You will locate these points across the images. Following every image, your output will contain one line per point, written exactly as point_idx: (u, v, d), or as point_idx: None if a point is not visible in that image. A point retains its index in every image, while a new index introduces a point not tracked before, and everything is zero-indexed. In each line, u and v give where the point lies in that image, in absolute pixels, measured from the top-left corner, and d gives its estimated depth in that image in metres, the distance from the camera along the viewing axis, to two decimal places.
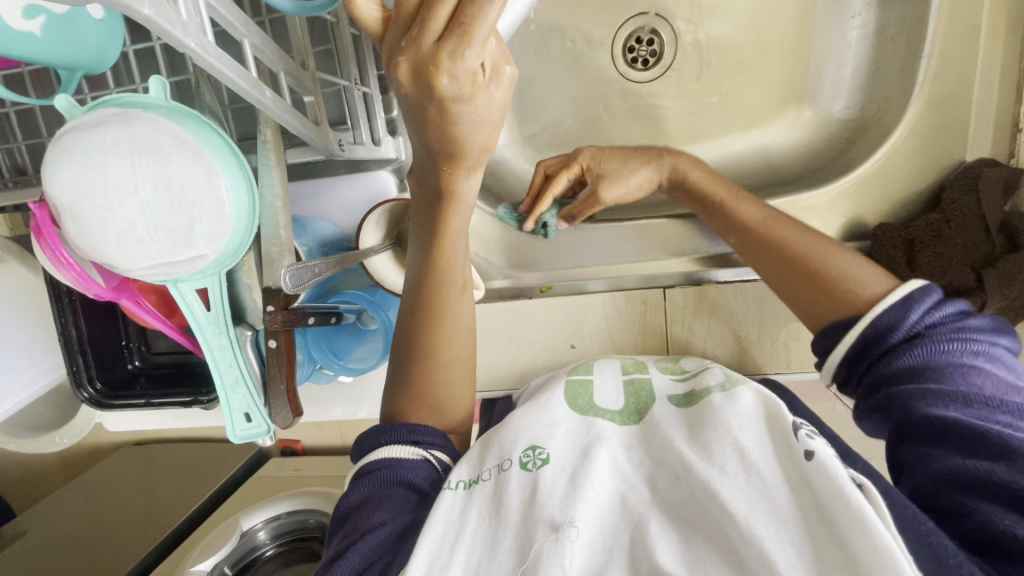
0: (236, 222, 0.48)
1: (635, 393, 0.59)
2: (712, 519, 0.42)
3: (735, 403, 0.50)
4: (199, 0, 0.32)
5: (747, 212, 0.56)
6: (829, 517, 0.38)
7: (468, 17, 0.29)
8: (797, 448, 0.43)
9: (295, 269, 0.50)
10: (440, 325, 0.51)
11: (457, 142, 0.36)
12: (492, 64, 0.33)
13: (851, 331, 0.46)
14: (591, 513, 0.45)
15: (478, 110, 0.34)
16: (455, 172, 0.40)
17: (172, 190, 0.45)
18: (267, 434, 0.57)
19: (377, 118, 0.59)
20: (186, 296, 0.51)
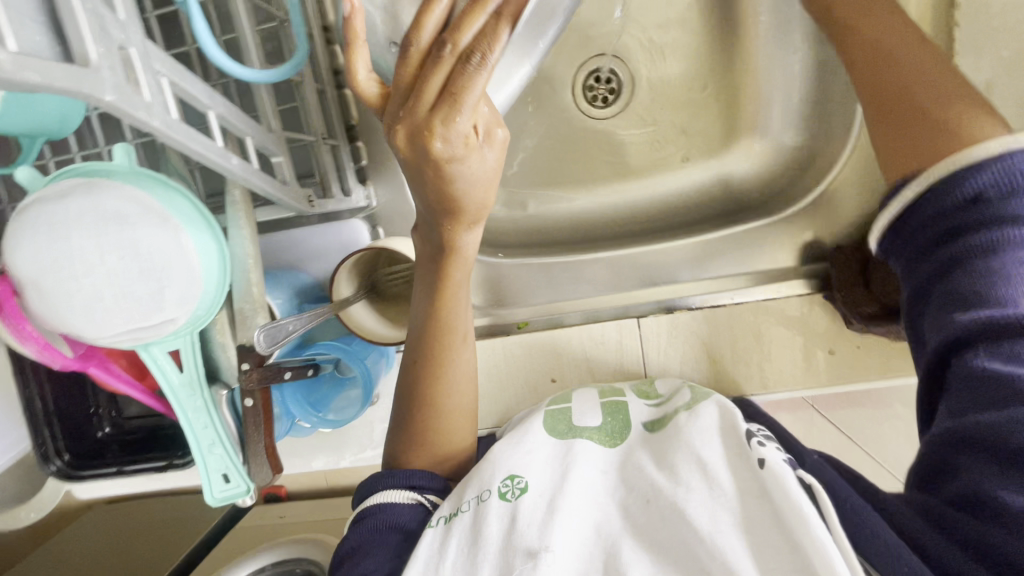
0: (207, 284, 0.48)
1: (612, 415, 0.59)
2: (680, 539, 0.42)
3: (698, 420, 0.52)
4: (163, 80, 0.33)
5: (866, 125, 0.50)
6: (785, 524, 0.39)
7: (457, 86, 0.32)
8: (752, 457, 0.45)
9: (268, 329, 0.51)
10: (439, 375, 0.51)
11: (457, 200, 0.40)
12: (484, 127, 0.37)
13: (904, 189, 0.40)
14: (567, 540, 0.44)
15: (478, 167, 0.37)
16: (456, 228, 0.44)
17: (139, 257, 0.44)
18: (247, 493, 0.56)
19: (347, 170, 0.60)
20: (158, 359, 0.51)
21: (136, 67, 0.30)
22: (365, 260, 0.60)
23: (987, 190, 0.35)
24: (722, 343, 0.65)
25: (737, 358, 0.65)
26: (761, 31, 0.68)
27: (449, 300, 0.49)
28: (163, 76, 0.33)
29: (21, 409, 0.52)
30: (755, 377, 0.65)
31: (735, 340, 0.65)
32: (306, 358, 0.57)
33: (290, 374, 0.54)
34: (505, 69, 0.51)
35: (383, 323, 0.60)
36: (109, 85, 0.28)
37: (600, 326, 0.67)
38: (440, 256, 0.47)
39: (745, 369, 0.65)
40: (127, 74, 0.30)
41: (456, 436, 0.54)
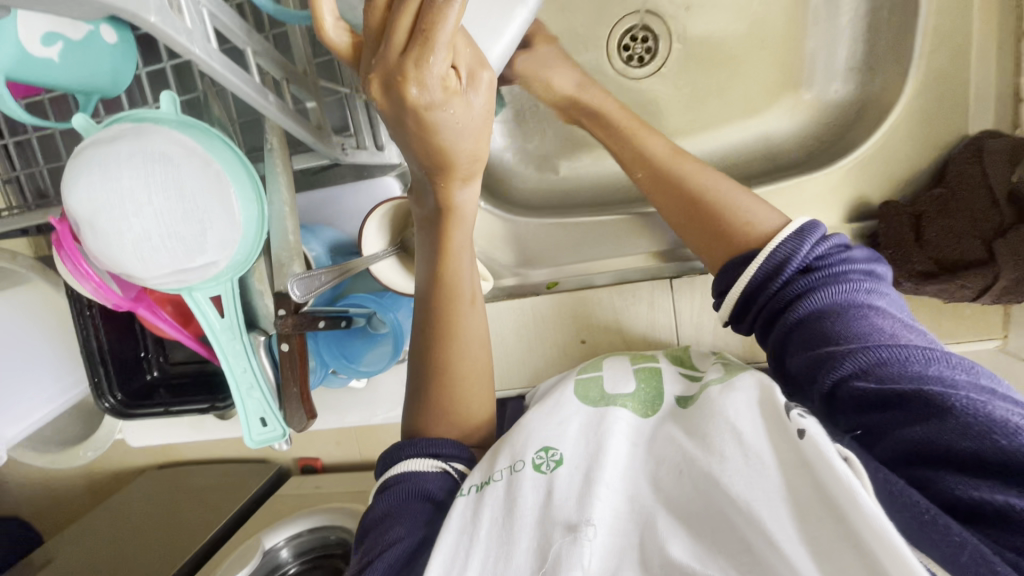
0: (246, 230, 0.50)
1: (647, 383, 0.57)
2: (719, 511, 0.40)
3: (733, 393, 0.46)
4: (204, 11, 0.34)
5: (651, 144, 0.57)
6: (838, 500, 0.35)
7: (428, 25, 0.32)
8: (790, 425, 0.40)
9: (301, 278, 0.50)
10: (452, 336, 0.52)
11: (445, 152, 0.39)
12: (465, 70, 0.36)
13: (742, 277, 0.48)
14: (605, 511, 0.43)
15: (459, 109, 0.36)
16: (450, 185, 0.43)
17: (183, 198, 0.46)
18: (283, 437, 0.58)
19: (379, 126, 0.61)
20: (201, 303, 0.53)
21: None
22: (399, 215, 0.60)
23: (813, 283, 0.45)
24: None
25: None
26: None
27: (450, 260, 0.49)
28: (204, 6, 0.34)
29: (79, 348, 0.55)
30: None
31: None
32: (340, 309, 0.58)
33: (324, 324, 0.55)
34: (490, 17, 0.43)
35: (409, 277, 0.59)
36: (154, 6, 0.29)
37: (630, 288, 0.66)
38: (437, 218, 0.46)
39: None
40: (172, 2, 0.32)
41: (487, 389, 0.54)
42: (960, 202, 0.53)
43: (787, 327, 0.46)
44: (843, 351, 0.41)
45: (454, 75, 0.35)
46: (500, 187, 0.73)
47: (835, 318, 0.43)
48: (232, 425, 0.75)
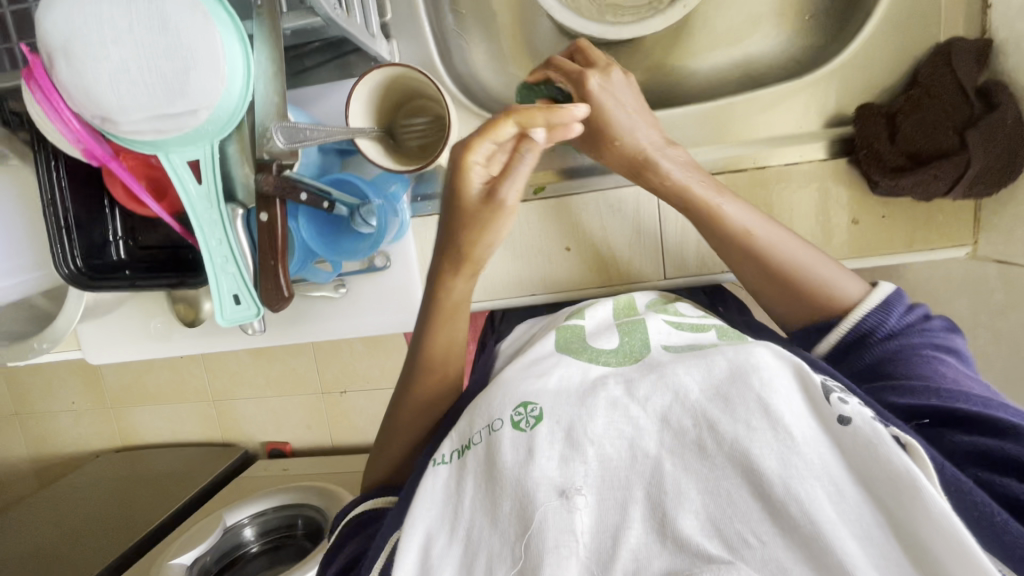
0: (230, 82, 0.48)
1: (629, 335, 0.52)
2: (746, 486, 0.37)
3: (750, 359, 0.41)
4: None
5: (732, 217, 0.55)
6: (886, 488, 0.35)
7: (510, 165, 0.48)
8: (826, 410, 0.38)
9: (286, 126, 0.50)
10: (467, 208, 0.49)
11: (482, 197, 0.49)
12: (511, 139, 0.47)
13: (836, 332, 0.52)
14: (597, 468, 0.40)
15: (623, 90, 0.58)
16: (472, 232, 0.50)
17: (167, 33, 0.45)
18: (257, 318, 0.57)
19: (371, 15, 0.61)
20: (178, 168, 0.52)
21: None
22: (390, 99, 0.60)
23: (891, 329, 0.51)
24: (744, 213, 0.64)
25: None
26: None
27: (723, 208, 0.48)
28: None
29: (42, 203, 0.52)
30: None
31: (757, 211, 0.63)
32: (324, 188, 0.57)
33: (305, 196, 0.54)
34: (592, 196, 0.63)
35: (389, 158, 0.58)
36: None
37: (615, 193, 0.65)
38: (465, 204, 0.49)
39: None
40: None
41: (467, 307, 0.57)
42: (933, 98, 0.55)
43: (851, 362, 0.52)
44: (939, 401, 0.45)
45: (611, 72, 0.59)
46: (490, 103, 0.73)
47: (905, 363, 0.49)
48: (200, 335, 0.72)
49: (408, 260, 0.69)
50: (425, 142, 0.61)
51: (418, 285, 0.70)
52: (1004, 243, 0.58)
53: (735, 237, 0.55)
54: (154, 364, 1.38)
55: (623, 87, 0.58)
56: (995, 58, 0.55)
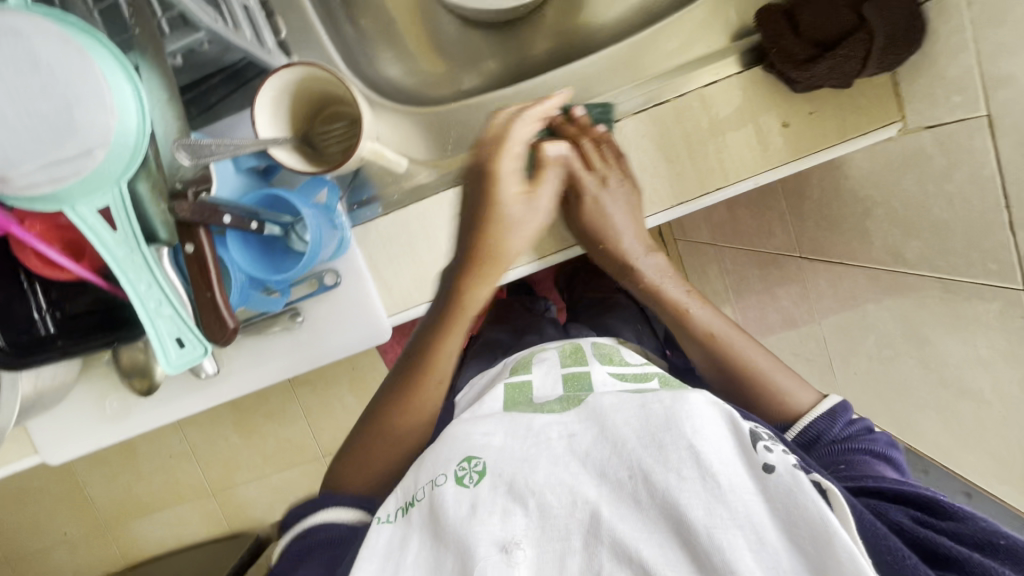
0: (122, 115, 0.46)
1: (573, 385, 0.55)
2: (670, 526, 0.39)
3: (688, 407, 0.43)
4: None
5: (698, 320, 0.62)
6: (808, 539, 0.36)
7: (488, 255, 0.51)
8: (752, 459, 0.40)
9: (187, 145, 0.46)
10: (469, 302, 0.53)
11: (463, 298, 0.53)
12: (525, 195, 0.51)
13: (793, 430, 0.56)
14: (529, 522, 0.41)
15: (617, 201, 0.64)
16: (444, 341, 0.55)
17: (41, 70, 0.43)
18: (206, 357, 0.54)
19: (263, 30, 0.60)
20: (87, 219, 0.49)
21: None
22: (304, 106, 0.58)
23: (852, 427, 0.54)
24: (674, 142, 0.63)
25: (692, 156, 0.63)
26: None
27: (502, 231, 0.50)
28: None
29: None
30: (714, 169, 0.63)
31: (687, 136, 0.63)
32: (250, 208, 0.54)
33: (229, 219, 0.51)
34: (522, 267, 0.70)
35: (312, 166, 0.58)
36: None
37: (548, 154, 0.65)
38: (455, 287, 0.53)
39: (703, 163, 0.63)
40: None
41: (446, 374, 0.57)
42: None
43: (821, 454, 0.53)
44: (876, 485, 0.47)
45: (610, 181, 0.63)
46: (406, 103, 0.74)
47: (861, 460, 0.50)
48: (158, 402, 0.68)
49: (355, 275, 0.66)
50: (344, 146, 0.59)
51: (377, 295, 0.68)
52: (923, 108, 0.58)
53: (705, 330, 0.61)
54: (143, 473, 1.32)
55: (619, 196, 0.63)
56: None
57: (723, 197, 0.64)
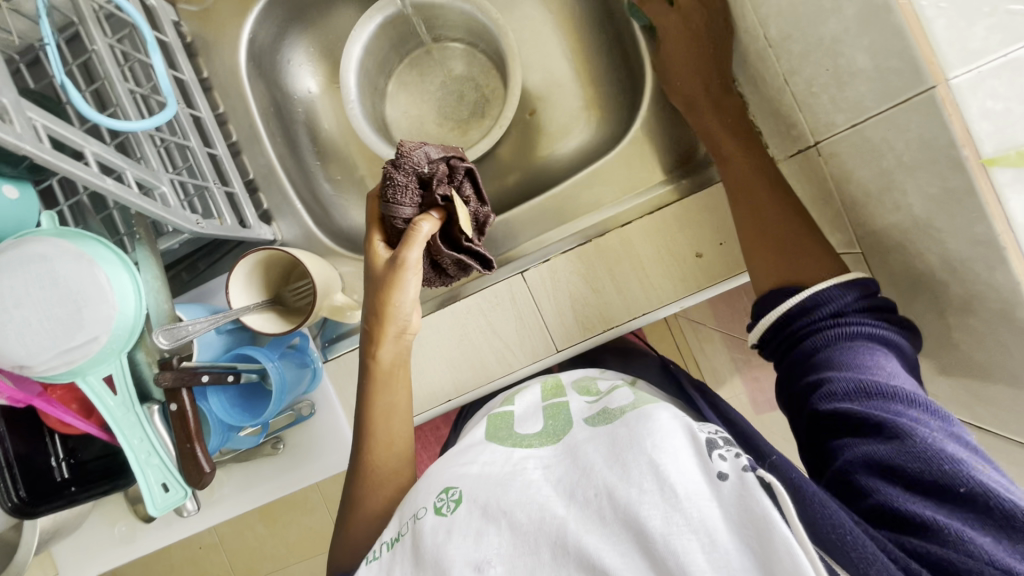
0: (122, 304, 0.58)
1: (554, 417, 0.55)
2: (631, 537, 0.36)
3: (649, 423, 0.42)
4: (35, 121, 0.46)
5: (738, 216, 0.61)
6: (753, 532, 0.33)
7: (375, 337, 0.59)
8: (709, 466, 0.37)
9: (167, 330, 0.57)
10: (377, 372, 0.60)
11: (379, 363, 0.60)
12: (390, 341, 0.59)
13: (771, 314, 0.55)
14: (506, 543, 0.40)
15: (411, 280, 0.57)
16: (373, 347, 0.59)
17: (57, 284, 0.55)
18: (188, 497, 0.62)
19: (245, 210, 0.73)
20: (94, 387, 0.59)
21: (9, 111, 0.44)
22: (274, 272, 0.69)
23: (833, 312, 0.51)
24: (601, 273, 0.71)
25: (617, 285, 0.70)
26: (572, 28, 0.83)
27: (392, 292, 0.57)
28: (35, 119, 0.46)
29: None
30: (638, 296, 0.70)
31: (614, 271, 0.70)
32: (227, 364, 0.64)
33: (207, 378, 0.60)
34: (519, 327, 0.72)
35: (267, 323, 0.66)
36: None
37: (491, 291, 0.73)
38: (366, 381, 0.61)
39: (628, 292, 0.70)
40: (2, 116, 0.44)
41: (394, 438, 0.61)
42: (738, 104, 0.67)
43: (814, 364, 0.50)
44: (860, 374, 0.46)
45: (402, 257, 0.55)
46: None
47: (844, 360, 0.48)
48: (158, 528, 0.76)
49: (330, 403, 0.75)
50: (310, 303, 0.69)
51: (346, 421, 0.75)
52: None
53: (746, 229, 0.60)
54: (175, 561, 1.44)
55: (410, 277, 0.57)
56: (750, 96, 0.66)
57: (651, 319, 0.71)
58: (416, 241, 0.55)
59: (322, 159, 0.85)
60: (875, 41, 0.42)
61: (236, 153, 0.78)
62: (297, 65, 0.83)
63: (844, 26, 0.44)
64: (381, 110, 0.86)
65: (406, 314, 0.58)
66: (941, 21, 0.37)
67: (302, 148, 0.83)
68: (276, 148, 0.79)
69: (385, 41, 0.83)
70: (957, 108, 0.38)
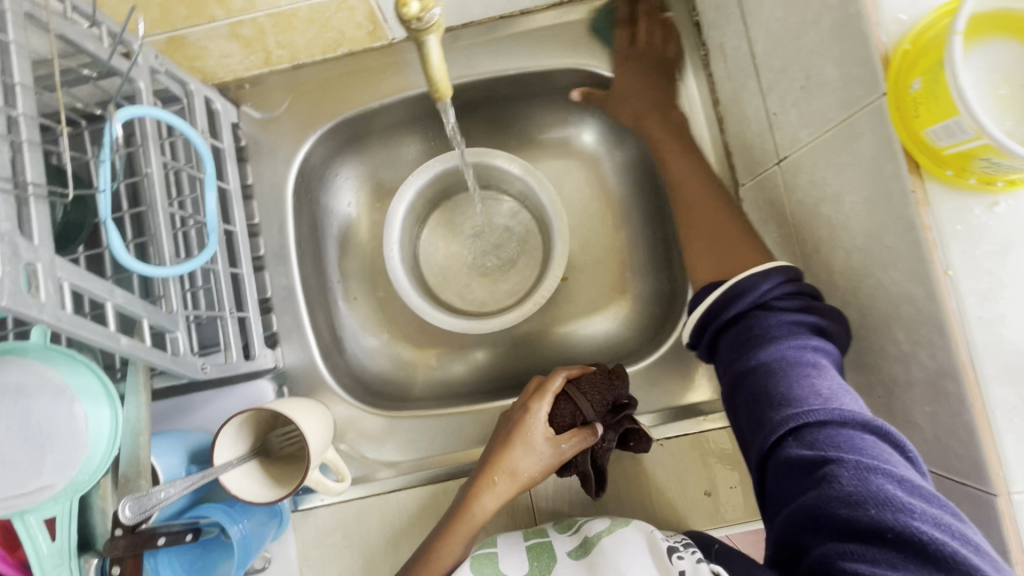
0: (92, 450, 0.52)
1: (538, 556, 0.62)
2: None
3: (621, 542, 0.59)
4: (63, 283, 0.41)
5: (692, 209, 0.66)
6: None
7: (486, 478, 0.63)
8: (669, 569, 0.55)
9: (134, 499, 0.50)
10: (471, 511, 0.63)
11: (473, 502, 0.63)
12: (498, 489, 0.63)
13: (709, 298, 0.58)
14: None
15: (544, 459, 0.63)
16: (482, 487, 0.63)
17: (29, 421, 0.49)
18: None
19: (253, 338, 0.68)
20: (31, 527, 0.51)
21: (38, 277, 0.39)
22: (262, 419, 0.64)
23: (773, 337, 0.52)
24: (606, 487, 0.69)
25: None
26: (621, 216, 0.85)
27: (527, 458, 0.63)
28: (64, 279, 0.42)
29: None
30: None
31: None
32: (188, 521, 0.57)
33: (164, 539, 0.54)
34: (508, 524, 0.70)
35: (253, 480, 0.61)
36: (7, 293, 0.37)
37: None
38: (457, 508, 0.64)
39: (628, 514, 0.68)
40: (29, 283, 0.39)
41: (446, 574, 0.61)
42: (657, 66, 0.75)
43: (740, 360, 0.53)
44: (810, 410, 0.46)
45: (560, 444, 0.63)
46: (378, 385, 0.79)
47: (791, 380, 0.49)
48: None
49: (288, 558, 0.69)
50: (300, 449, 0.66)
51: None
52: None
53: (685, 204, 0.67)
54: None
55: (546, 457, 0.63)
56: None
57: None
58: (579, 439, 0.64)
59: (344, 281, 0.81)
60: (939, 414, 0.44)
61: (258, 267, 0.74)
62: (343, 186, 0.82)
63: (910, 379, 0.46)
64: (415, 245, 0.85)
65: (522, 478, 0.63)
66: (1011, 435, 0.39)
67: (326, 268, 0.80)
68: (302, 269, 0.76)
69: (437, 184, 0.82)
70: (1015, 524, 0.39)
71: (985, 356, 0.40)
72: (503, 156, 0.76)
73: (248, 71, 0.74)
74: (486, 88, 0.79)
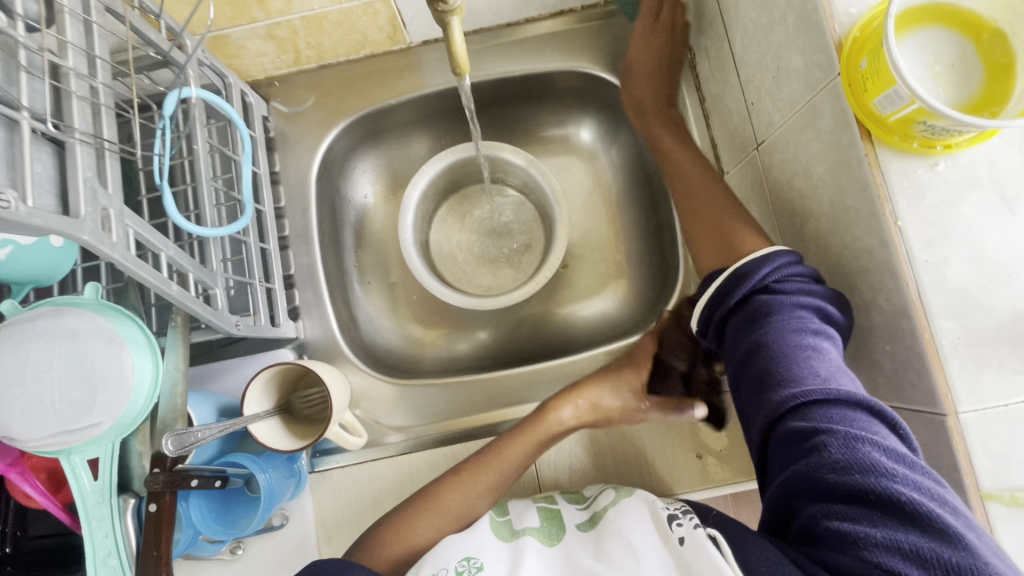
0: (136, 394, 0.57)
1: (548, 519, 0.67)
2: None
3: (623, 513, 0.63)
4: (129, 229, 0.47)
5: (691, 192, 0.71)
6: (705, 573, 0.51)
7: (564, 398, 0.74)
8: (669, 536, 0.58)
9: (176, 435, 0.57)
10: (533, 428, 0.72)
11: (541, 419, 0.73)
12: (586, 407, 0.74)
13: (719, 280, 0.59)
14: None
15: (613, 396, 0.74)
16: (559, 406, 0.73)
17: (83, 364, 0.55)
18: None
19: (278, 308, 0.74)
20: (77, 466, 0.56)
21: (111, 221, 0.45)
22: (288, 377, 0.69)
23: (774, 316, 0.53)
24: None
25: None
26: (618, 206, 0.91)
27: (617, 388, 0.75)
28: (130, 227, 0.48)
29: None
30: None
31: None
32: (217, 468, 0.62)
33: (198, 481, 0.58)
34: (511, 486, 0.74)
35: (280, 434, 0.66)
36: (87, 229, 0.43)
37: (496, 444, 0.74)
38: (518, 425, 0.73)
39: None
40: (104, 225, 0.45)
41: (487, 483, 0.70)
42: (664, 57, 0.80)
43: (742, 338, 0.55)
44: (810, 389, 0.48)
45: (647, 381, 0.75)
46: (390, 359, 0.85)
47: (794, 361, 0.50)
48: None
49: (305, 516, 0.73)
50: (322, 410, 0.71)
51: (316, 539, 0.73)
52: None
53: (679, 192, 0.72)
54: None
55: (615, 395, 0.74)
56: None
57: None
58: (632, 375, 0.76)
59: (360, 263, 0.88)
60: (897, 351, 0.49)
61: (283, 247, 0.81)
62: (361, 177, 0.89)
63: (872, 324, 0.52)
64: (426, 232, 0.91)
65: (605, 407, 0.74)
66: (956, 362, 0.45)
67: (344, 251, 0.86)
68: (323, 250, 0.82)
69: (448, 175, 0.89)
70: (963, 439, 0.45)
71: (932, 294, 0.46)
72: (509, 148, 0.84)
73: (278, 70, 0.82)
74: (493, 88, 0.87)
